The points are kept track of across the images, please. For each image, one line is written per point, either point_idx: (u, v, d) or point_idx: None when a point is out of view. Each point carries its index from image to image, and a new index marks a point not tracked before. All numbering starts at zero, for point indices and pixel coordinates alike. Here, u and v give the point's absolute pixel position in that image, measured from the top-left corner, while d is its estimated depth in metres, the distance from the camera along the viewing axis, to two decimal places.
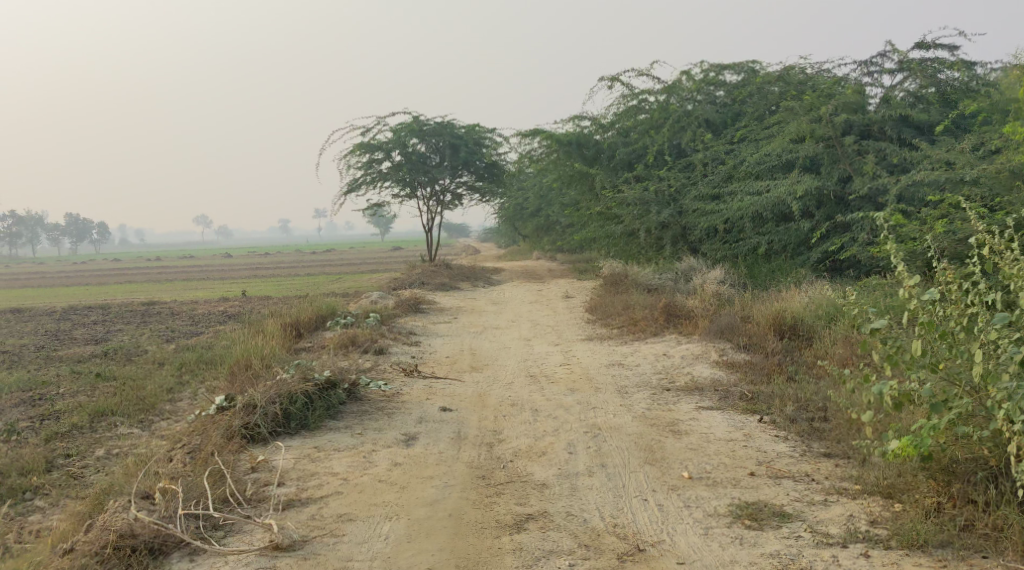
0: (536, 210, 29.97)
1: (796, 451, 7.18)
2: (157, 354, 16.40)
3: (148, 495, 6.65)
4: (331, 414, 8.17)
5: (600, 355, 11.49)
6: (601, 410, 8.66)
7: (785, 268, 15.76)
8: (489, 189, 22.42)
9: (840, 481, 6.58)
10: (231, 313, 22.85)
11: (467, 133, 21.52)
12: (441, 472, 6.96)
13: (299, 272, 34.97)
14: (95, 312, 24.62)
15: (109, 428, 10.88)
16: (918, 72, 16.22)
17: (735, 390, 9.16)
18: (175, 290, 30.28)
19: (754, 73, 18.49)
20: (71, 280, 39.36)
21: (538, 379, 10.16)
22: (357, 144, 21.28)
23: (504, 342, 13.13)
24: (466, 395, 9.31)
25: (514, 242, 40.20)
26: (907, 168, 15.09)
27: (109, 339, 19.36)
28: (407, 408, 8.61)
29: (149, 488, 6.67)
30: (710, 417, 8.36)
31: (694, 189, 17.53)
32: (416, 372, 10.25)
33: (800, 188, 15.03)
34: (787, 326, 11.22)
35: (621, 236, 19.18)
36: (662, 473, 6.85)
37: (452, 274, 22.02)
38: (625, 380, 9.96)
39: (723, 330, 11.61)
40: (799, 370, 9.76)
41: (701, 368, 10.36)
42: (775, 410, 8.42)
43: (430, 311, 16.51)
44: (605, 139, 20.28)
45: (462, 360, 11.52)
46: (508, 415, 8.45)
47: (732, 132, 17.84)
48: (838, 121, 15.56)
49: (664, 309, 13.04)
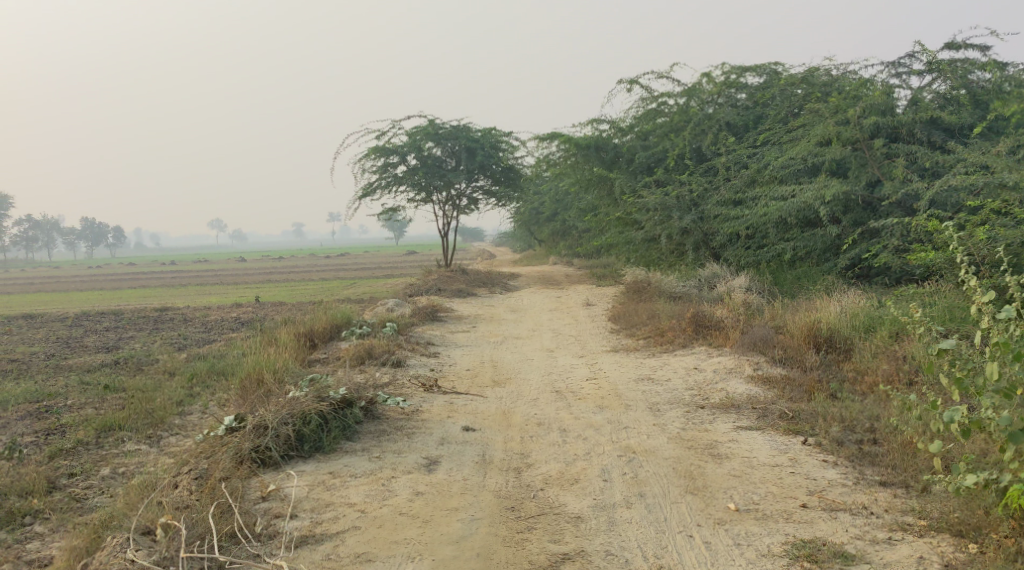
0: (553, 214, 29.49)
1: (849, 479, 6.67)
2: (168, 363, 15.99)
3: (149, 530, 6.22)
4: (347, 435, 7.69)
5: (627, 369, 10.97)
6: (633, 430, 8.15)
7: (812, 276, 15.19)
8: (505, 194, 21.93)
9: (902, 515, 6.14)
10: (244, 319, 22.44)
11: (484, 136, 21.02)
12: (466, 503, 6.48)
13: (313, 277, 34.53)
14: (107, 319, 24.25)
15: (117, 444, 10.44)
16: (948, 72, 15.63)
17: (774, 408, 8.62)
18: (190, 295, 29.96)
19: (777, 74, 17.92)
20: (85, 284, 39.14)
21: (564, 395, 9.67)
22: (372, 148, 20.84)
23: (526, 353, 12.63)
24: (489, 413, 8.81)
25: (529, 247, 39.75)
26: (939, 172, 14.52)
27: (121, 347, 18.97)
28: (427, 427, 8.12)
29: (151, 522, 6.23)
30: (750, 439, 7.84)
31: (717, 194, 16.98)
32: (435, 388, 9.77)
33: (829, 193, 14.45)
34: (823, 339, 10.66)
35: (642, 242, 18.67)
36: (707, 504, 6.38)
37: (469, 280, 21.54)
38: (656, 397, 9.45)
39: (755, 342, 11.06)
40: (841, 387, 9.22)
41: (736, 384, 9.83)
42: (820, 432, 7.90)
43: (448, 319, 16.05)
44: (623, 143, 19.75)
45: (483, 373, 11.02)
46: (535, 435, 7.95)
47: (755, 135, 17.27)
48: (867, 124, 14.98)
49: (691, 320, 12.49)
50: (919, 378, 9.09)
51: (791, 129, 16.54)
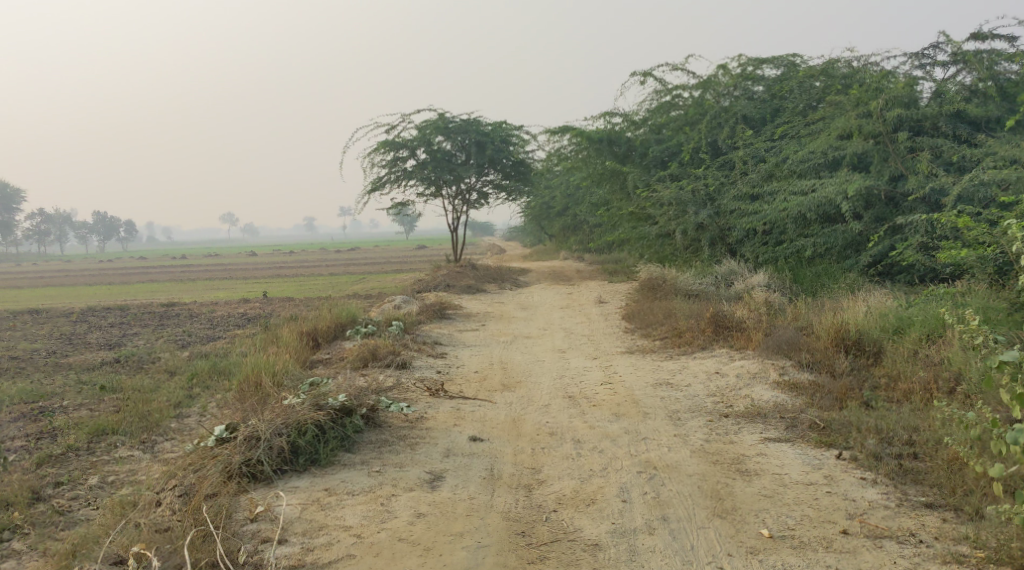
0: (564, 209, 28.89)
1: (891, 501, 6.15)
2: (170, 363, 15.47)
3: (120, 560, 5.80)
4: (346, 445, 7.16)
5: (644, 372, 10.40)
6: (652, 441, 7.61)
7: (832, 273, 14.56)
8: (515, 188, 21.37)
9: (955, 544, 5.68)
10: (251, 316, 21.92)
11: (494, 130, 20.42)
12: (472, 527, 5.97)
13: (322, 272, 34.01)
14: (112, 315, 23.75)
15: (109, 450, 9.91)
16: (975, 63, 14.97)
17: (804, 417, 8.06)
18: (197, 290, 29.48)
19: (795, 66, 17.30)
20: (93, 278, 38.67)
21: (578, 401, 9.12)
22: (381, 142, 20.29)
23: (537, 353, 12.06)
24: (498, 421, 8.26)
25: (540, 242, 39.14)
26: (966, 167, 13.91)
27: (123, 344, 18.46)
28: (432, 437, 7.59)
29: (122, 551, 5.82)
30: (780, 454, 7.29)
31: (734, 188, 16.36)
32: (441, 393, 9.25)
33: (852, 187, 13.81)
34: (851, 342, 10.09)
35: (656, 238, 18.07)
36: (738, 530, 5.88)
37: (478, 275, 20.98)
38: (676, 404, 8.90)
39: (780, 345, 10.47)
40: (875, 397, 8.69)
41: (761, 391, 9.28)
42: (856, 445, 7.38)
43: (457, 317, 15.50)
44: (637, 137, 19.24)
45: (492, 376, 10.45)
46: (547, 447, 7.41)
47: (773, 128, 16.64)
48: (890, 116, 14.31)
49: (711, 320, 11.90)
50: (959, 387, 8.54)
51: (810, 123, 15.93)
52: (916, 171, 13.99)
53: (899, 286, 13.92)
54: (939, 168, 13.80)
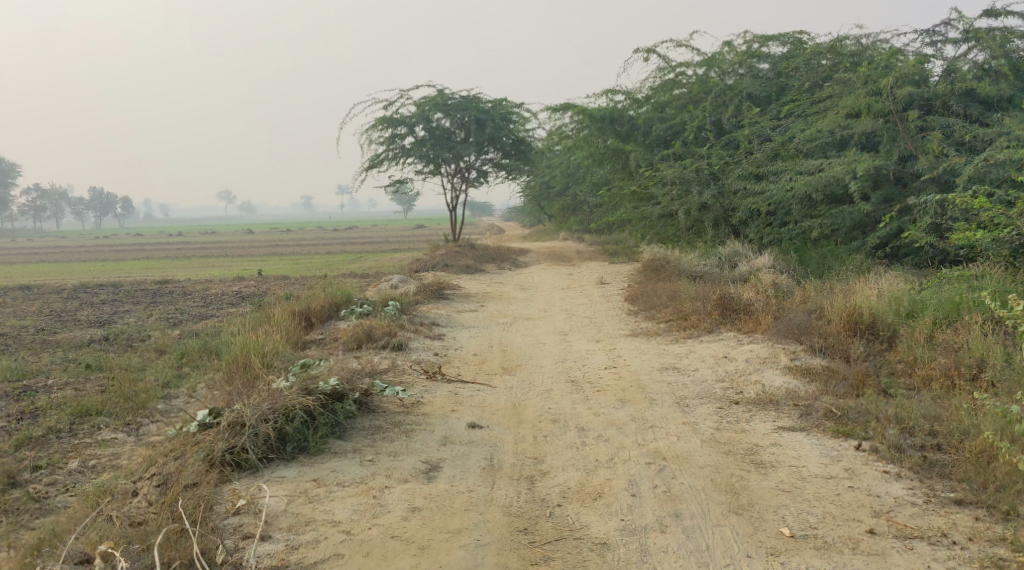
0: (564, 188, 28.48)
1: (918, 497, 5.81)
2: (160, 341, 15.04)
3: (86, 559, 5.40)
4: (337, 433, 6.75)
5: (650, 356, 10.00)
6: (660, 430, 7.20)
7: (839, 255, 14.15)
8: (515, 167, 20.91)
9: (992, 545, 5.37)
10: (246, 294, 21.50)
11: (494, 108, 19.95)
12: (471, 523, 5.60)
13: (319, 251, 33.56)
14: (104, 291, 23.30)
15: (92, 431, 9.50)
16: (987, 41, 14.44)
17: (819, 405, 7.67)
18: (192, 268, 29.03)
19: (802, 44, 16.79)
20: (87, 254, 38.15)
21: (582, 386, 8.72)
22: (379, 118, 19.80)
23: (538, 336, 11.65)
24: (498, 406, 7.86)
25: (539, 222, 38.77)
26: (978, 147, 13.44)
27: (113, 322, 18.02)
28: (429, 424, 7.21)
29: (87, 551, 5.41)
30: (796, 444, 6.90)
31: (738, 167, 15.91)
32: (439, 376, 8.87)
33: (861, 167, 13.37)
34: (865, 326, 9.70)
35: (658, 218, 17.62)
36: (757, 529, 5.52)
37: (477, 255, 20.56)
38: (684, 390, 8.51)
39: (791, 330, 10.05)
40: (894, 385, 8.36)
41: (772, 376, 8.89)
42: (877, 436, 6.99)
43: (455, 297, 15.08)
44: (639, 115, 18.63)
45: (491, 359, 10.06)
46: (550, 436, 7.02)
47: (779, 107, 16.18)
48: (901, 94, 13.81)
49: (717, 302, 11.49)
50: (982, 375, 8.14)
51: (817, 101, 15.48)
52: (926, 151, 13.51)
53: (908, 267, 13.51)
54: (950, 147, 13.33)
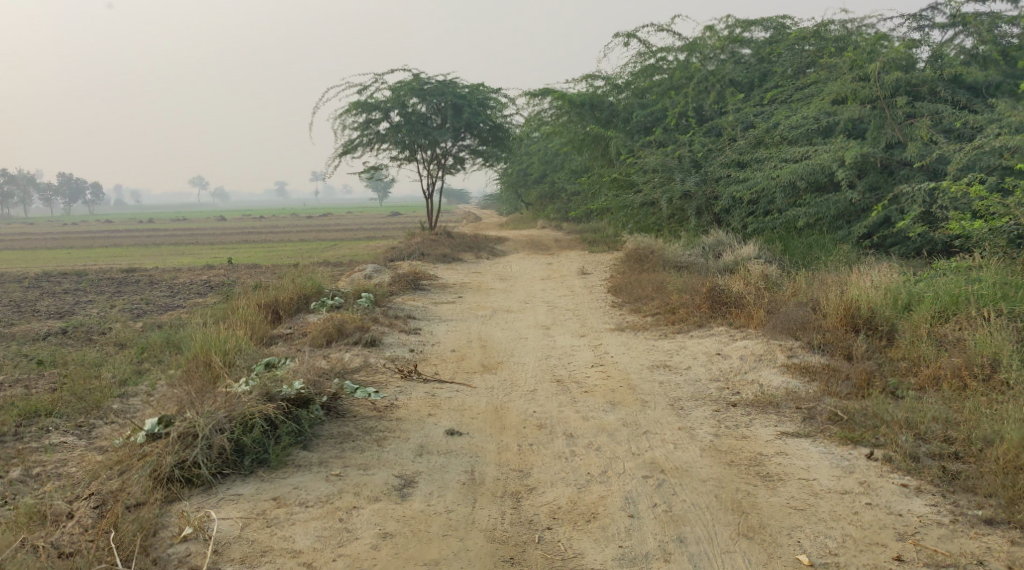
0: (542, 176, 27.88)
1: (943, 516, 5.44)
2: (121, 334, 14.24)
3: None
4: (302, 443, 6.13)
5: (639, 353, 9.42)
6: (655, 436, 6.65)
7: (824, 244, 13.52)
8: (492, 154, 20.29)
9: None
10: (214, 283, 20.71)
11: (471, 93, 19.30)
12: (452, 551, 5.16)
13: (292, 239, 32.69)
14: (67, 280, 22.42)
15: (40, 434, 8.78)
16: (975, 26, 13.96)
17: (822, 408, 7.12)
18: (161, 256, 28.09)
19: (785, 29, 16.24)
20: (52, 242, 36.92)
21: (568, 386, 8.15)
22: (353, 102, 19.05)
23: (519, 330, 11.03)
24: (478, 410, 7.27)
25: (516, 210, 38.20)
26: (967, 134, 12.95)
27: (75, 314, 17.19)
28: (403, 432, 6.63)
29: None
30: (802, 452, 6.37)
31: (721, 154, 15.33)
32: (413, 375, 8.28)
33: (849, 154, 12.84)
34: (863, 320, 9.15)
35: (639, 206, 17.05)
36: (771, 556, 5.16)
37: (454, 243, 19.89)
38: (676, 390, 7.97)
39: (788, 325, 9.49)
40: (899, 386, 7.82)
41: (769, 376, 8.34)
42: (888, 443, 6.45)
43: (431, 287, 14.45)
44: (619, 101, 18.05)
45: (470, 356, 9.46)
46: (536, 444, 6.45)
47: (762, 93, 15.65)
48: (889, 80, 13.29)
49: (707, 295, 10.91)
50: (995, 375, 7.64)
51: (802, 87, 14.96)
52: (914, 138, 12.99)
53: (895, 256, 12.95)
54: (939, 134, 12.82)
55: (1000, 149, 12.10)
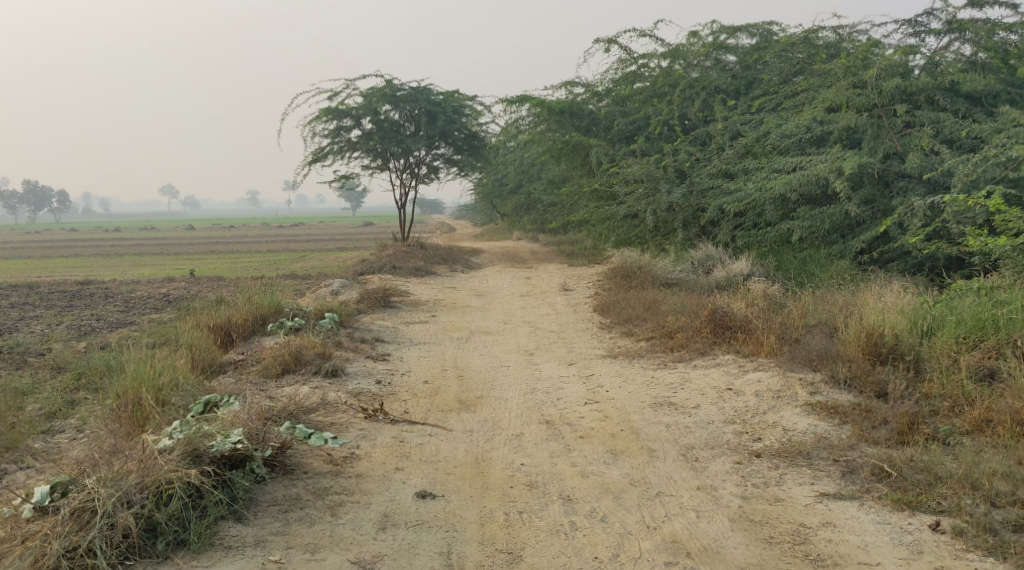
0: (519, 186, 26.70)
1: None
2: (60, 357, 12.72)
3: None
4: (234, 513, 5.17)
5: (637, 386, 8.26)
6: (671, 500, 5.57)
7: (820, 259, 12.28)
8: (467, 163, 19.11)
9: None
10: (173, 298, 19.24)
11: (446, 100, 18.10)
12: None
13: (259, 250, 31.12)
14: (16, 294, 20.77)
15: None
16: (974, 31, 12.80)
17: (864, 460, 5.90)
18: (120, 267, 26.41)
19: (772, 35, 15.14)
20: (7, 252, 34.86)
21: (559, 428, 6.98)
22: (322, 109, 17.77)
23: (499, 356, 9.84)
24: (454, 461, 6.05)
25: (490, 220, 37.09)
26: (971, 145, 11.79)
27: (17, 332, 15.69)
28: (364, 494, 5.48)
29: None
30: (853, 523, 5.32)
31: (708, 165, 14.20)
32: (377, 415, 7.04)
33: (847, 165, 11.56)
34: (887, 350, 7.97)
35: (623, 218, 15.92)
36: None
37: (428, 255, 18.65)
38: (686, 434, 6.83)
39: (806, 354, 8.31)
40: (945, 431, 6.72)
41: (791, 417, 7.21)
42: (957, 510, 5.31)
43: (403, 305, 13.19)
44: (599, 109, 16.82)
45: (446, 388, 8.25)
46: (528, 514, 5.39)
47: (749, 102, 14.55)
48: (886, 87, 12.19)
49: (708, 318, 9.69)
50: None
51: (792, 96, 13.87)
52: (914, 148, 11.92)
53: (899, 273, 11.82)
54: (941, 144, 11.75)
55: (1008, 160, 10.94)
